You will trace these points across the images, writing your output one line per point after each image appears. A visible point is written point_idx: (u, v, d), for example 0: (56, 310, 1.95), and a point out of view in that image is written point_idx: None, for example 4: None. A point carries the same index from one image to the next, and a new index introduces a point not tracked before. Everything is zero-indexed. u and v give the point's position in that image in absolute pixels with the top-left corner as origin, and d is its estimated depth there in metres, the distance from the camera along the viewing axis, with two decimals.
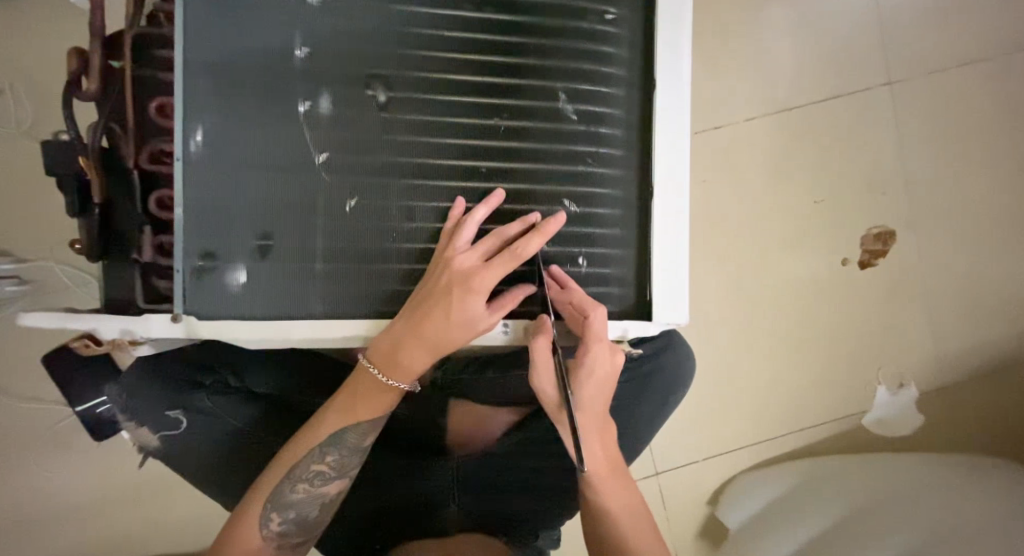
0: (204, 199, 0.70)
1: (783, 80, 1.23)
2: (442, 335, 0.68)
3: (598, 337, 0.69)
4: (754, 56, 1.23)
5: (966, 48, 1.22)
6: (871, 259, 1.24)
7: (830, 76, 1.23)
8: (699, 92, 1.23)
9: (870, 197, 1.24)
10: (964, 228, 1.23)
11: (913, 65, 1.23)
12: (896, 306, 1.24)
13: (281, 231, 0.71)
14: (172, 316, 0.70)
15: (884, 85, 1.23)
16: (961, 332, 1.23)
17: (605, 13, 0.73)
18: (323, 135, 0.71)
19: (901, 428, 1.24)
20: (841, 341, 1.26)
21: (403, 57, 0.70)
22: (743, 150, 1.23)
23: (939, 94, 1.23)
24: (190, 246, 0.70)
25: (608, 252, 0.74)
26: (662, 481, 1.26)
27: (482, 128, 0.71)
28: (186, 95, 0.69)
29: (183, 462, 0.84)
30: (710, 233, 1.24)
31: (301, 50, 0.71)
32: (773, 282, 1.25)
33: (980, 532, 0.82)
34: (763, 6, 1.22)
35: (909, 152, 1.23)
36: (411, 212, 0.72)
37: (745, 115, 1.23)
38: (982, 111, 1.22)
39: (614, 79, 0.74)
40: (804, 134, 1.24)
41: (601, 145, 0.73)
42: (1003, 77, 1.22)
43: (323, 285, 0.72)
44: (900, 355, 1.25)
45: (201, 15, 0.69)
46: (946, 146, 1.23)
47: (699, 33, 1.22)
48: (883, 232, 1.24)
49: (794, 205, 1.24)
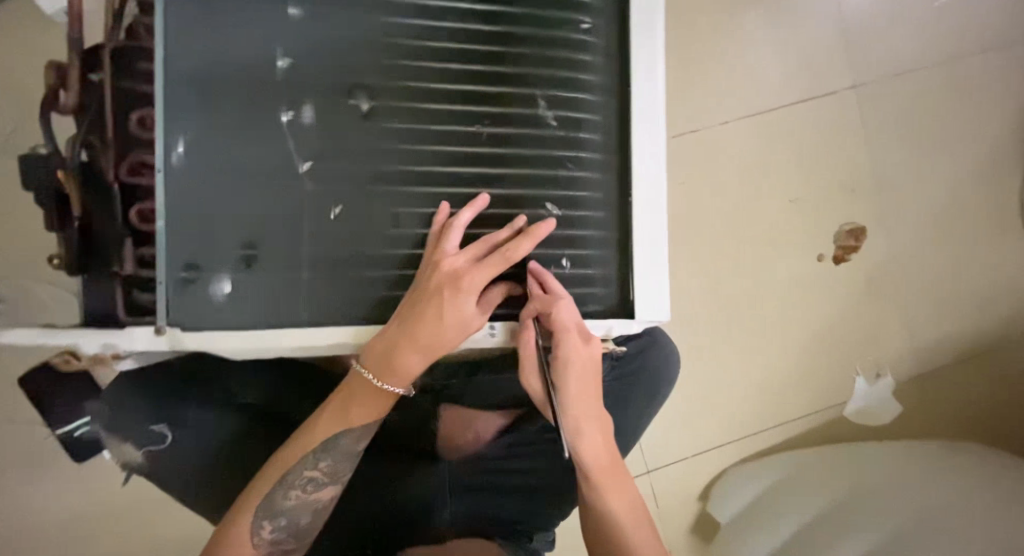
0: (187, 208, 0.70)
1: (755, 84, 1.27)
2: (436, 338, 0.69)
3: (567, 330, 0.69)
4: (724, 61, 1.27)
5: (924, 52, 1.28)
6: (844, 255, 1.28)
7: (801, 80, 1.27)
8: (674, 98, 1.26)
9: (841, 195, 1.28)
10: (929, 223, 1.28)
11: (876, 68, 1.28)
12: (869, 301, 1.28)
13: (266, 240, 0.71)
14: (155, 329, 0.69)
15: (850, 87, 1.28)
16: (932, 323, 1.28)
17: (580, 22, 0.74)
18: (307, 145, 0.72)
19: (884, 415, 1.28)
20: (820, 335, 1.29)
21: (384, 67, 0.71)
22: (718, 152, 1.27)
23: (901, 95, 1.28)
24: (173, 258, 0.70)
25: (591, 252, 0.75)
26: (653, 478, 1.27)
27: (465, 134, 0.72)
28: (166, 106, 0.69)
29: (167, 477, 0.82)
30: (690, 233, 1.27)
31: (282, 61, 0.71)
32: (751, 280, 1.28)
33: (960, 517, 0.84)
34: (731, 13, 1.26)
35: (876, 151, 1.28)
36: (396, 218, 0.73)
37: (720, 118, 1.26)
38: (941, 111, 1.28)
39: (592, 85, 0.75)
40: (775, 136, 1.28)
41: (582, 149, 0.75)
42: (958, 80, 1.28)
43: (311, 292, 0.72)
44: (877, 347, 1.28)
45: (181, 27, 0.69)
46: (910, 145, 1.28)
47: (672, 40, 1.26)
48: (854, 228, 1.28)
49: (770, 204, 1.28)
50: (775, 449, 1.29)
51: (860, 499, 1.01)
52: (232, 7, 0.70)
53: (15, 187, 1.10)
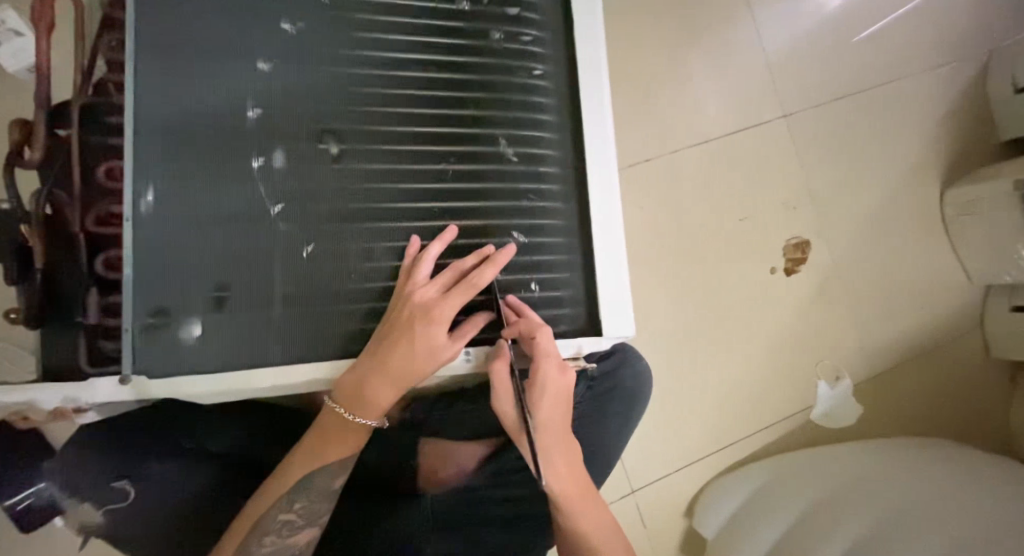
0: (156, 256, 0.71)
1: (703, 118, 1.34)
2: (407, 367, 0.69)
3: (546, 357, 0.71)
4: (673, 93, 1.33)
5: (841, 83, 1.41)
6: (794, 266, 1.35)
7: (739, 110, 1.36)
8: (627, 129, 1.30)
9: (785, 211, 1.36)
10: (863, 237, 1.38)
11: (803, 99, 1.39)
12: (824, 307, 1.35)
13: (237, 283, 0.72)
14: (120, 380, 0.68)
15: (780, 118, 1.38)
16: (886, 327, 1.37)
17: (533, 69, 0.80)
18: (279, 188, 0.74)
19: (845, 417, 1.33)
20: (783, 346, 1.34)
21: (352, 113, 0.75)
22: (673, 178, 1.32)
23: (827, 122, 1.40)
24: (140, 306, 0.70)
25: (557, 275, 0.79)
26: (639, 498, 1.25)
27: (432, 171, 0.76)
28: (137, 159, 0.71)
29: (126, 538, 0.77)
30: (651, 257, 1.30)
31: (253, 111, 0.74)
32: (713, 302, 1.32)
33: (936, 507, 0.86)
34: (675, 50, 1.34)
35: (811, 172, 1.38)
36: (369, 252, 0.75)
37: (672, 147, 1.32)
38: (861, 134, 1.41)
39: (549, 125, 0.80)
40: (723, 160, 1.35)
41: (542, 181, 0.79)
42: (871, 107, 1.42)
43: (280, 330, 0.72)
44: (835, 351, 1.35)
45: (151, 81, 0.72)
46: (838, 163, 1.39)
47: (622, 70, 1.31)
48: (800, 242, 1.36)
49: (723, 221, 1.34)
50: (752, 456, 1.31)
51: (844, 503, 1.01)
52: (202, 60, 0.73)
53: None
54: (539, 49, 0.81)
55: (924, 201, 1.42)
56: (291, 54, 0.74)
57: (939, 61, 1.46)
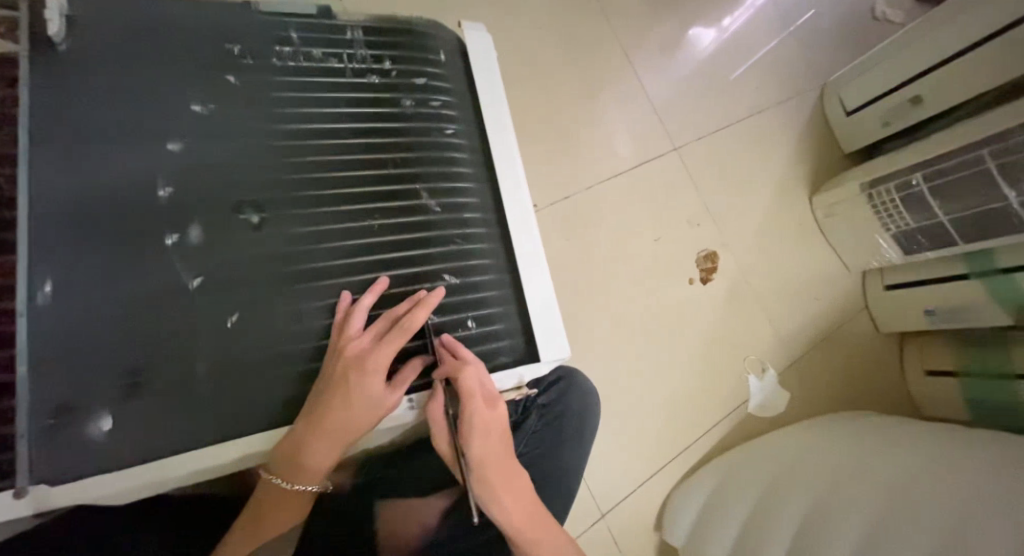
0: (56, 349, 0.64)
1: (611, 154, 1.40)
2: (343, 425, 0.67)
3: (472, 394, 0.70)
4: (578, 133, 1.39)
5: (726, 111, 1.52)
6: (707, 275, 1.40)
7: (636, 145, 1.43)
8: (537, 173, 1.33)
9: (692, 230, 1.42)
10: (762, 242, 1.47)
11: (693, 130, 1.48)
12: (738, 313, 1.41)
13: (155, 365, 0.67)
14: (15, 492, 0.60)
15: (673, 149, 1.46)
16: (790, 316, 1.45)
17: (445, 128, 0.84)
18: (196, 262, 0.71)
19: (777, 405, 1.38)
20: (713, 349, 1.37)
21: (273, 182, 0.75)
22: (588, 212, 1.35)
23: (718, 147, 1.49)
24: (38, 403, 0.63)
25: (491, 311, 0.80)
26: (609, 521, 1.21)
27: (358, 228, 0.76)
28: (33, 249, 0.66)
29: None
30: (578, 289, 1.30)
31: (164, 190, 0.72)
32: (641, 326, 1.33)
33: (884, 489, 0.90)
34: (573, 95, 1.41)
35: (709, 194, 1.46)
36: (299, 314, 0.73)
37: (583, 185, 1.36)
38: (750, 154, 1.52)
39: (467, 176, 0.84)
40: (631, 189, 1.40)
41: (467, 227, 0.81)
42: (755, 130, 1.54)
43: (206, 410, 0.67)
44: (755, 347, 1.41)
45: (47, 162, 0.69)
46: (731, 179, 1.49)
47: (523, 115, 1.35)
48: (709, 253, 1.42)
49: (639, 246, 1.37)
50: (705, 457, 1.31)
51: None
52: (107, 141, 0.71)
53: None
54: (450, 112, 0.85)
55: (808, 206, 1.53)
56: (204, 134, 0.75)
57: None
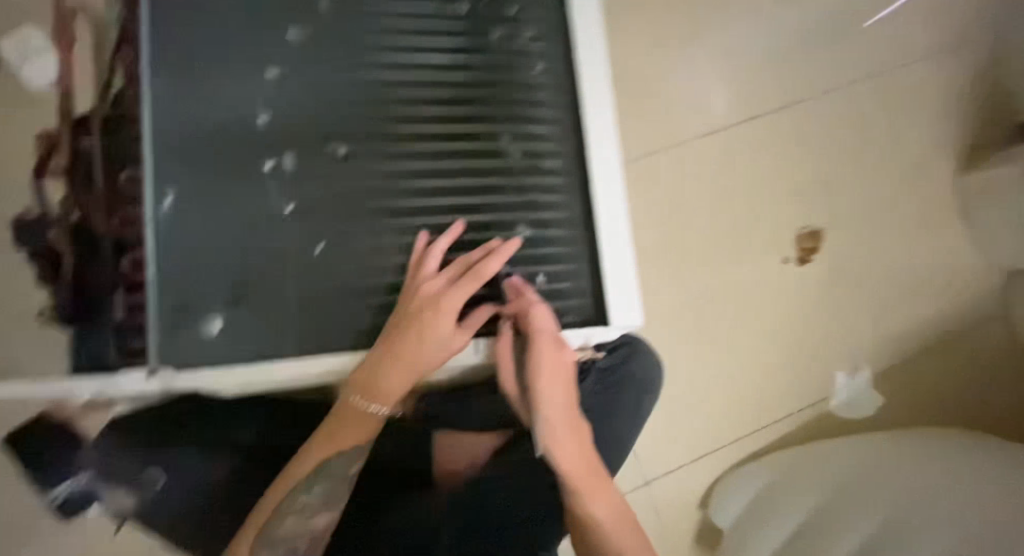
0: (177, 255, 0.72)
1: (710, 113, 1.36)
2: (415, 355, 0.71)
3: (541, 336, 0.72)
4: (682, 85, 1.36)
5: (855, 67, 1.41)
6: (804, 255, 1.35)
7: (744, 101, 1.38)
8: (632, 126, 1.34)
9: (795, 201, 1.36)
10: (876, 225, 1.37)
11: (810, 87, 1.40)
12: (835, 295, 1.35)
13: (256, 280, 0.74)
14: (146, 372, 0.70)
15: (787, 105, 1.39)
16: (899, 315, 1.36)
17: (533, 68, 0.83)
18: (291, 190, 0.76)
19: (865, 409, 1.32)
20: (796, 335, 1.34)
21: (359, 116, 0.77)
22: (678, 168, 1.35)
23: (837, 109, 1.40)
24: (162, 302, 0.71)
25: (562, 267, 0.80)
26: (654, 488, 1.28)
27: (437, 169, 0.78)
28: (157, 162, 0.72)
29: (156, 525, 0.81)
30: (655, 245, 1.33)
31: (264, 116, 0.76)
32: (722, 293, 1.33)
33: (956, 494, 0.84)
34: (684, 41, 1.37)
35: (819, 159, 1.38)
36: (379, 250, 0.77)
37: (676, 140, 1.35)
38: (874, 119, 1.41)
39: (550, 120, 0.83)
40: (731, 150, 1.37)
41: (545, 176, 0.81)
42: (885, 90, 1.41)
43: (297, 324, 0.75)
44: (846, 340, 1.35)
45: (166, 84, 0.73)
46: (847, 148, 1.39)
47: (626, 63, 1.35)
48: (811, 231, 1.36)
49: (729, 214, 1.35)
50: (765, 449, 1.32)
51: (856, 494, 1.00)
52: (213, 67, 0.75)
53: None
54: (540, 47, 0.84)
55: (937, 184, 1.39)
56: (300, 60, 0.77)
57: (948, 43, 1.43)
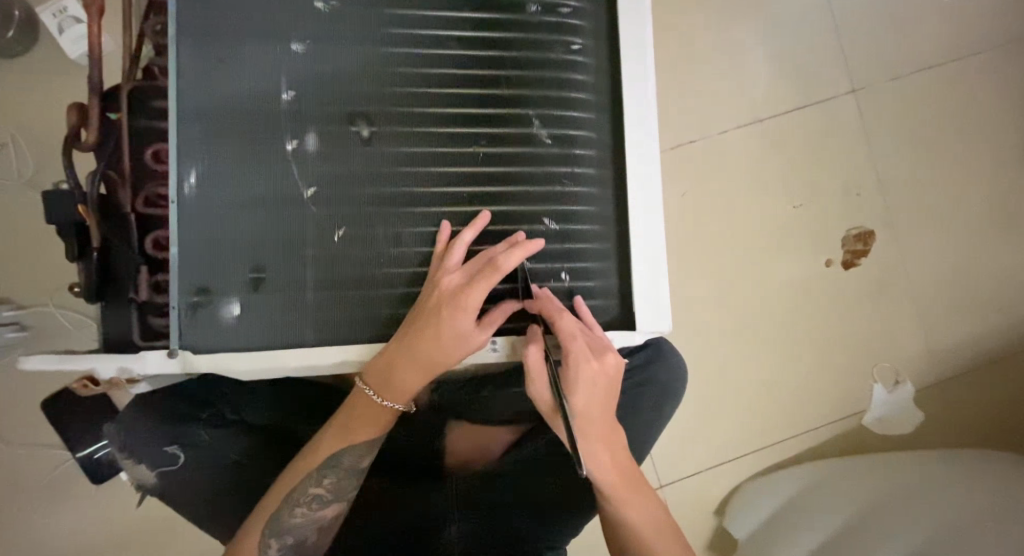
0: (199, 235, 0.72)
1: (759, 98, 1.28)
2: (433, 353, 0.70)
3: (574, 345, 0.68)
4: (732, 66, 1.28)
5: (923, 54, 1.29)
6: (853, 258, 1.27)
7: (798, 86, 1.29)
8: (675, 109, 1.27)
9: (846, 199, 1.28)
10: (933, 226, 1.28)
11: (873, 73, 1.29)
12: (882, 303, 1.27)
13: (273, 264, 0.73)
14: (168, 352, 0.71)
15: (848, 92, 1.29)
16: (951, 326, 1.27)
17: (570, 43, 0.77)
18: (312, 171, 0.74)
19: (903, 425, 1.25)
20: (835, 339, 1.28)
21: (385, 96, 0.74)
22: (723, 158, 1.28)
23: (900, 99, 1.29)
24: (184, 282, 0.71)
25: (589, 266, 0.76)
26: (669, 493, 1.25)
27: (463, 154, 0.74)
28: (180, 140, 0.72)
29: (175, 496, 0.85)
30: (693, 238, 1.27)
31: (287, 94, 0.74)
32: (761, 291, 1.27)
33: (998, 520, 0.79)
34: (735, 21, 1.29)
35: (878, 151, 1.28)
36: (398, 238, 0.74)
37: (721, 127, 1.28)
38: (943, 110, 1.29)
39: (585, 104, 0.77)
40: (780, 139, 1.28)
41: (577, 165, 0.76)
42: (957, 79, 1.29)
43: (316, 312, 0.73)
44: (891, 349, 1.27)
45: (193, 62, 0.73)
46: (909, 140, 1.29)
47: (671, 43, 1.28)
48: (862, 232, 1.28)
49: (774, 209, 1.28)
50: (789, 460, 1.27)
51: (889, 513, 0.96)
52: (240, 44, 0.74)
53: (41, 218, 1.16)
54: (579, 22, 0.78)
55: (1007, 183, 1.28)
56: (324, 34, 0.74)
57: None
